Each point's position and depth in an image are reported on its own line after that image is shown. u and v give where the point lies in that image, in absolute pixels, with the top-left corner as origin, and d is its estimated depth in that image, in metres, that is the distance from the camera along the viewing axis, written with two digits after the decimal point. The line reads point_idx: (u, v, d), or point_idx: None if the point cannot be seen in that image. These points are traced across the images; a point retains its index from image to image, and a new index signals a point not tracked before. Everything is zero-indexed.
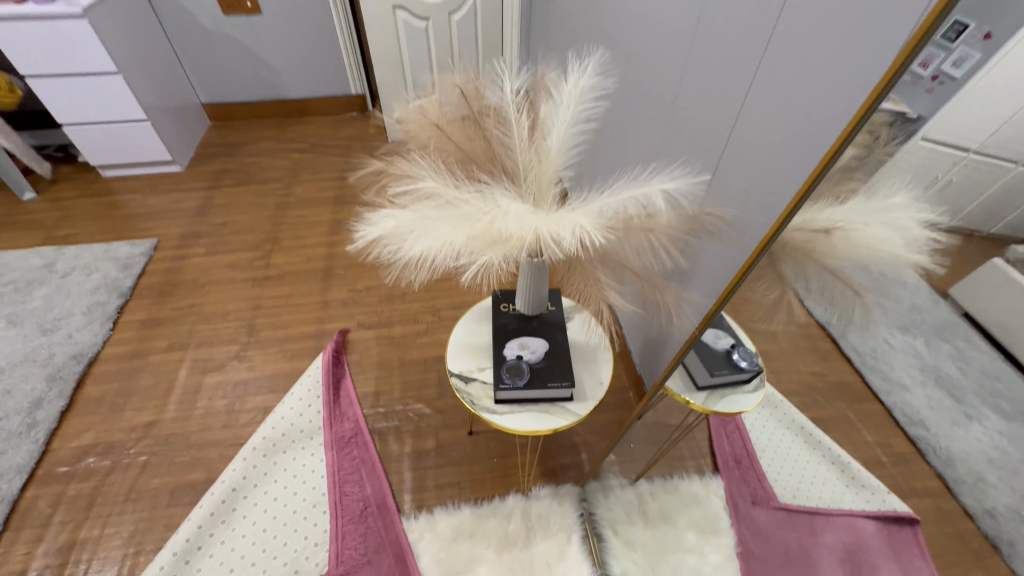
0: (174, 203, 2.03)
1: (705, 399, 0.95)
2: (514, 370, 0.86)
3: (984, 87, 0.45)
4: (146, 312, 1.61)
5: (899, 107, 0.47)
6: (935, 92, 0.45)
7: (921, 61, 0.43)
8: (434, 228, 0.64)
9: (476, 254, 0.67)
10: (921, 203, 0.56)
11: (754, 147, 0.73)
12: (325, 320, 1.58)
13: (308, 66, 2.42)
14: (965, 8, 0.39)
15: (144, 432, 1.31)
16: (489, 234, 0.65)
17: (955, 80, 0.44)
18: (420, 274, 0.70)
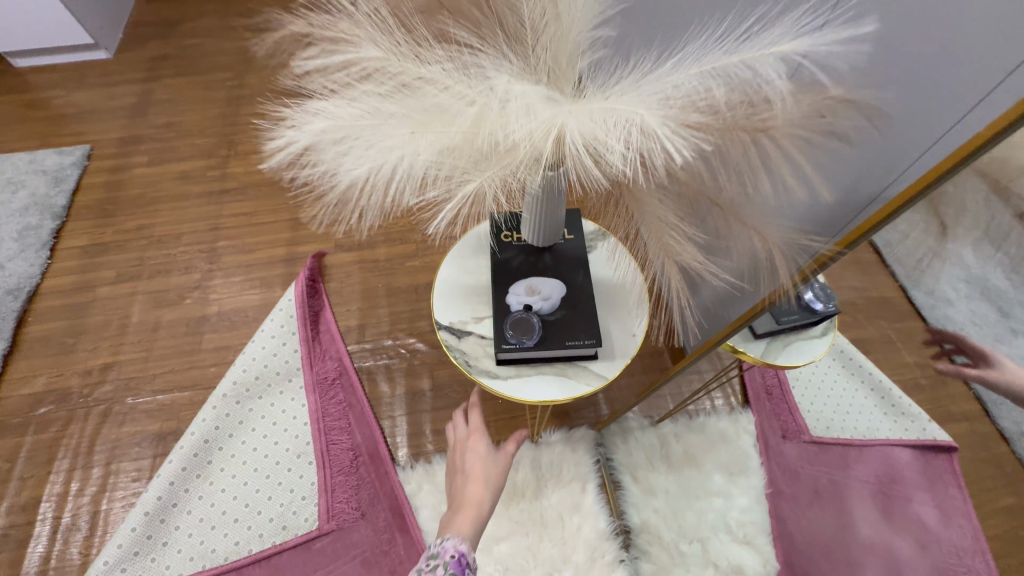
0: (106, 100, 1.68)
1: (764, 350, 0.76)
2: (524, 323, 0.65)
3: None
4: (87, 236, 1.37)
5: None
6: None
7: None
8: (392, 129, 0.43)
9: (454, 174, 0.45)
10: None
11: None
12: (296, 242, 1.35)
13: None
14: None
15: (101, 377, 1.15)
16: (477, 136, 0.44)
17: None
18: (369, 208, 0.47)
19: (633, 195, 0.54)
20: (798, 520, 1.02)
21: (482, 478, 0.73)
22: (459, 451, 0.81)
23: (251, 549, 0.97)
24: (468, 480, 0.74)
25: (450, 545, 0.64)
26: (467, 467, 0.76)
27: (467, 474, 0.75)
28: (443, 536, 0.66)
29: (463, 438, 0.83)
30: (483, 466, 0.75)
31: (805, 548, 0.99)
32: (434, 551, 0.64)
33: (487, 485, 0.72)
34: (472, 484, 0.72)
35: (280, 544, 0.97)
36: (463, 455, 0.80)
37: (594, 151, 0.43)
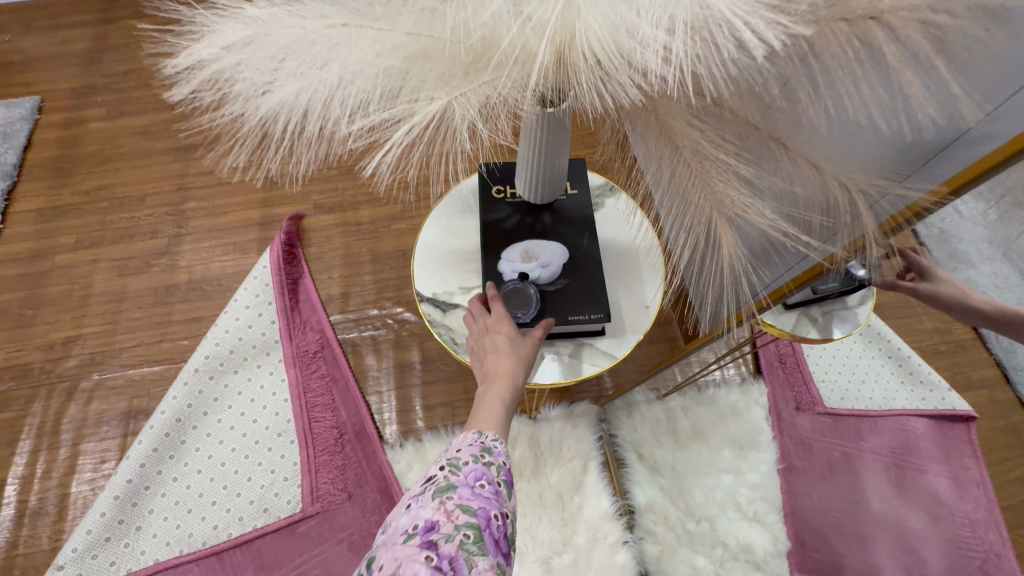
0: (56, 45, 1.52)
1: (795, 324, 0.66)
2: (518, 296, 0.57)
3: None
4: (42, 199, 1.26)
5: None
6: None
7: None
8: (327, 24, 0.36)
9: (405, 87, 0.39)
10: None
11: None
12: (271, 203, 1.23)
13: None
14: None
15: (62, 352, 1.07)
16: (434, 40, 0.38)
17: None
18: (303, 143, 0.41)
19: (660, 117, 0.43)
20: (812, 496, 0.94)
21: (511, 364, 0.51)
22: (481, 325, 0.55)
23: (231, 533, 0.91)
24: (496, 365, 0.52)
25: (490, 444, 0.47)
26: (492, 349, 0.53)
27: (491, 359, 0.52)
28: (474, 433, 0.48)
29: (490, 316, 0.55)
30: (514, 345, 0.53)
31: (819, 527, 0.92)
32: (466, 457, 0.46)
33: (516, 372, 0.51)
34: (502, 371, 0.51)
35: (262, 528, 0.91)
36: (490, 332, 0.54)
37: (621, 53, 0.36)
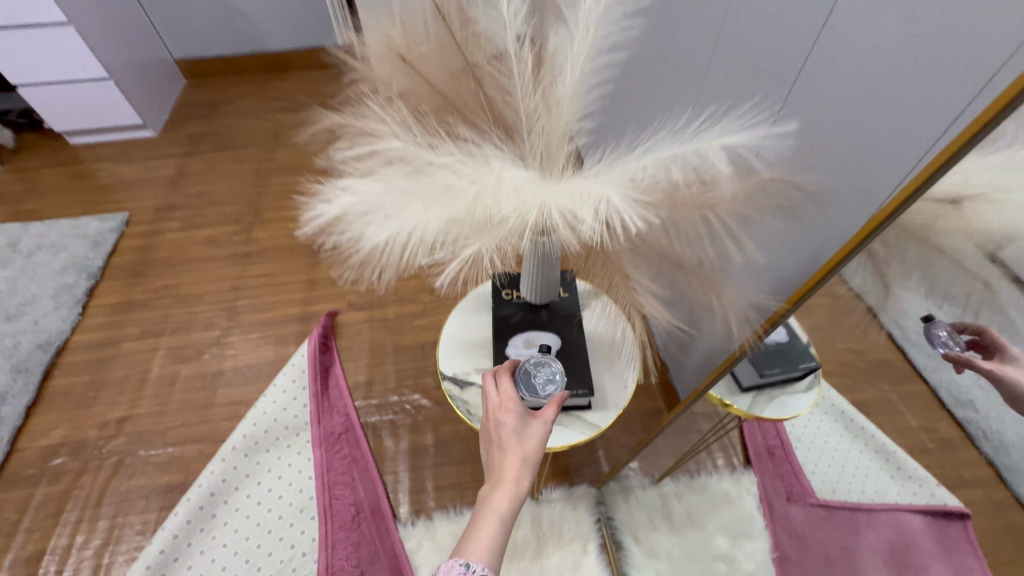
0: (147, 172, 1.85)
1: (751, 404, 0.79)
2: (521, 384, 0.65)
3: None
4: (117, 295, 1.47)
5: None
6: None
7: None
8: (416, 206, 0.49)
9: (463, 240, 0.51)
10: None
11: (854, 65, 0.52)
12: (312, 301, 1.43)
13: (285, 13, 2.17)
14: None
15: (116, 429, 1.19)
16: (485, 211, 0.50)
17: None
18: (390, 269, 0.54)
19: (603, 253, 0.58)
20: None
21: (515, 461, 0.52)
22: (493, 413, 0.59)
23: None
24: (502, 462, 0.53)
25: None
26: (500, 442, 0.55)
27: (499, 452, 0.54)
28: (465, 557, 0.46)
29: (501, 401, 0.60)
30: (520, 435, 0.55)
31: None
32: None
33: (520, 469, 0.51)
34: (505, 469, 0.51)
35: None
36: (500, 419, 0.58)
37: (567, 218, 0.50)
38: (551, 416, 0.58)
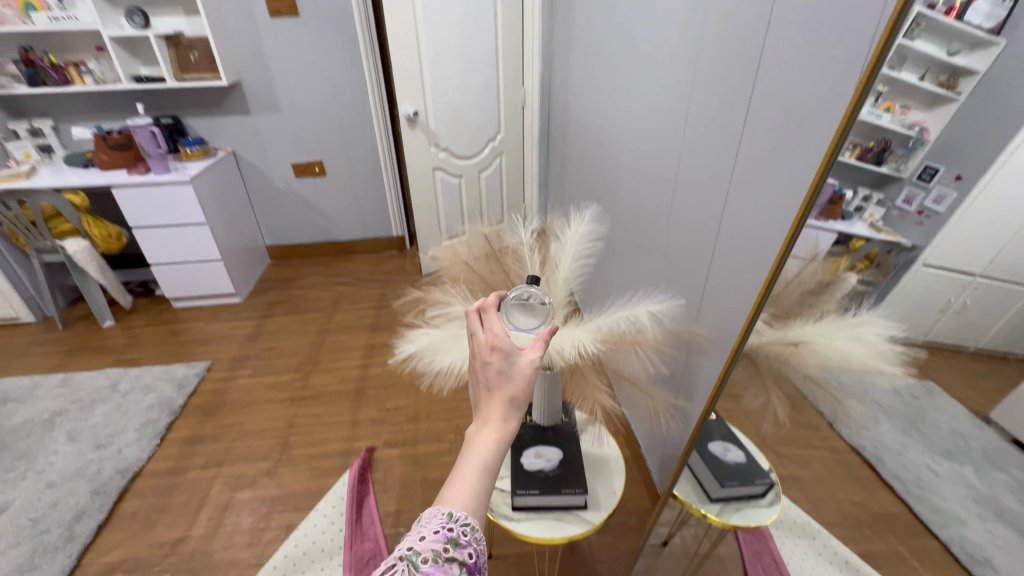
0: (229, 330, 2.27)
1: (720, 511, 0.97)
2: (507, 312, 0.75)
3: (987, 233, 0.41)
4: (190, 429, 1.72)
5: (892, 237, 0.48)
6: (923, 226, 0.45)
7: (905, 197, 0.46)
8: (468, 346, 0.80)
9: None
10: (954, 331, 0.47)
11: (735, 251, 0.87)
12: (354, 439, 1.65)
13: (356, 215, 2.85)
14: (924, 153, 0.44)
15: (171, 549, 1.34)
16: None
17: (942, 216, 0.44)
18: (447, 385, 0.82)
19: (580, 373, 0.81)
20: None
21: (501, 419, 0.56)
22: (482, 354, 0.61)
23: None
24: (490, 416, 0.56)
25: (456, 533, 0.49)
26: (490, 394, 0.58)
27: (488, 404, 0.58)
28: (450, 505, 0.50)
29: (489, 342, 0.61)
30: (508, 387, 0.58)
31: None
32: (426, 546, 0.48)
33: (506, 427, 0.56)
34: (491, 425, 0.56)
35: None
36: (489, 365, 0.60)
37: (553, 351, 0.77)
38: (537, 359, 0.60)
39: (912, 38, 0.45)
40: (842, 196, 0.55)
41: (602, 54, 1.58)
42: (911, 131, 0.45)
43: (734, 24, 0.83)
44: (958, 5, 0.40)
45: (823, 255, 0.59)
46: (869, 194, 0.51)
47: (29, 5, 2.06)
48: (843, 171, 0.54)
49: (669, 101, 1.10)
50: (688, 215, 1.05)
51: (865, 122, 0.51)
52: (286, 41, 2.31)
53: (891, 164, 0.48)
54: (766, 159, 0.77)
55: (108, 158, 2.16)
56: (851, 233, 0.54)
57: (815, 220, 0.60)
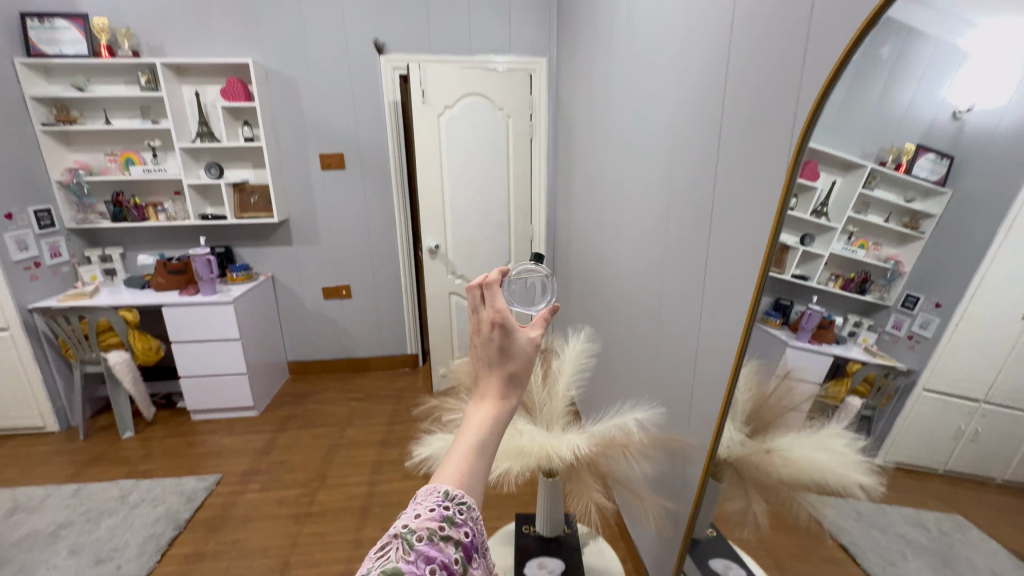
0: (243, 443, 2.32)
1: None
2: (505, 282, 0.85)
3: (979, 355, 0.42)
4: (192, 545, 1.71)
5: (887, 360, 0.51)
6: (915, 349, 0.48)
7: (894, 322, 0.50)
8: None
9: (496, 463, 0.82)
10: (971, 460, 0.45)
11: (706, 365, 1.01)
12: (356, 559, 1.62)
13: (375, 334, 3.04)
14: (903, 283, 0.49)
15: None
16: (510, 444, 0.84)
17: (931, 340, 0.46)
18: None
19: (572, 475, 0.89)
20: None
21: (500, 397, 0.59)
22: (483, 328, 0.61)
23: None
24: (490, 395, 0.59)
25: (452, 512, 0.49)
26: (490, 371, 0.60)
27: (488, 383, 0.60)
28: (448, 484, 0.51)
29: (491, 315, 0.60)
30: (506, 367, 0.60)
31: None
32: (422, 524, 0.47)
33: (504, 407, 0.59)
34: (490, 403, 0.58)
35: None
36: (489, 341, 0.60)
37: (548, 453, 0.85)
38: (536, 337, 0.62)
39: (872, 188, 0.53)
40: (832, 321, 0.59)
41: (596, 202, 1.89)
42: (886, 263, 0.51)
43: (694, 191, 1.07)
44: (906, 161, 0.48)
45: (822, 389, 0.61)
46: (860, 320, 0.54)
47: (129, 160, 2.54)
48: (791, 291, 0.68)
49: (650, 241, 1.33)
50: (671, 336, 1.20)
51: (798, 252, 0.67)
52: (332, 187, 2.75)
53: (875, 293, 0.52)
54: (723, 290, 0.95)
55: (163, 280, 2.47)
56: (847, 357, 0.56)
57: (797, 344, 0.67)
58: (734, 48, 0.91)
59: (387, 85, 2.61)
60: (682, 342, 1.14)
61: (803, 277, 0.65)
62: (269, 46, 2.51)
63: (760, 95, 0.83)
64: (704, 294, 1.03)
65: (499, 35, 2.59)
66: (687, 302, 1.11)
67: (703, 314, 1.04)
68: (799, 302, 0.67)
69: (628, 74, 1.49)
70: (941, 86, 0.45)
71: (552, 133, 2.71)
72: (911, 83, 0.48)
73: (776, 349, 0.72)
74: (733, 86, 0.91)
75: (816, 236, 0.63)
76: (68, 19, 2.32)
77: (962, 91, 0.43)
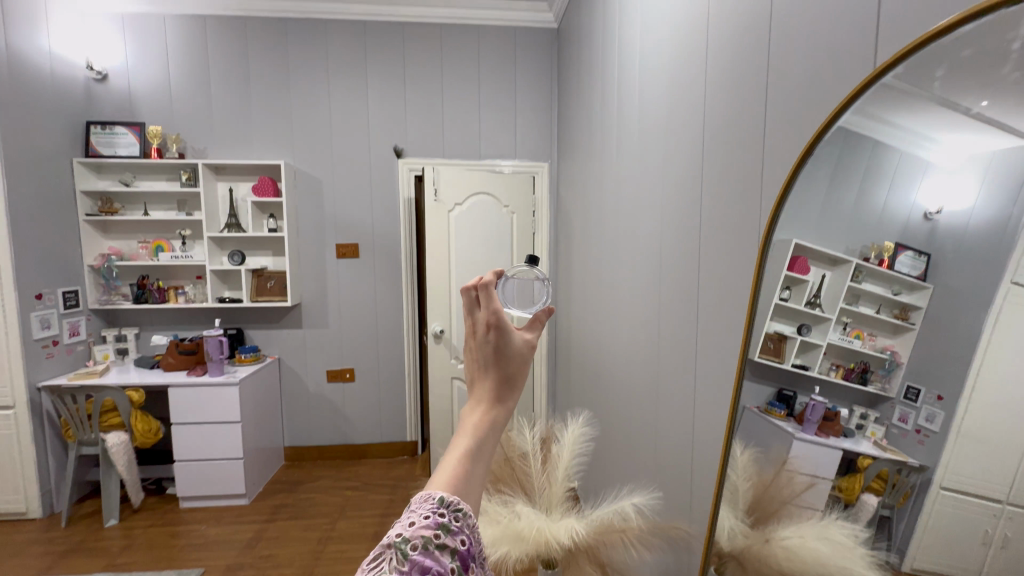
0: (229, 534, 2.22)
1: None
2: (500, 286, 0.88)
3: (997, 449, 0.40)
4: None
5: (898, 455, 0.48)
6: (926, 444, 0.46)
7: (900, 416, 0.49)
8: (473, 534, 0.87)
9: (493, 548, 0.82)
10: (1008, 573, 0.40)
11: (702, 451, 1.03)
12: None
13: (375, 419, 3.01)
14: (903, 373, 0.49)
15: None
16: (509, 531, 0.84)
17: (939, 434, 0.45)
18: None
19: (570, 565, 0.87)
20: None
21: (498, 396, 0.66)
22: (480, 331, 0.68)
23: None
24: (487, 392, 0.66)
25: (447, 519, 0.52)
26: (487, 370, 0.67)
27: (485, 383, 0.67)
28: (442, 490, 0.55)
29: (488, 318, 0.68)
30: (503, 366, 0.67)
31: None
32: (416, 532, 0.51)
33: (501, 404, 0.65)
34: (488, 402, 0.66)
35: None
36: (486, 342, 0.68)
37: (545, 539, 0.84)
38: (530, 337, 0.70)
39: (860, 281, 0.54)
40: (837, 413, 0.57)
41: (594, 291, 2.00)
42: (884, 354, 0.51)
43: (682, 283, 1.16)
44: (887, 258, 0.51)
45: (830, 482, 0.56)
46: (866, 412, 0.53)
47: (160, 247, 2.74)
48: (791, 381, 0.66)
49: (644, 328, 1.41)
50: (668, 422, 1.23)
51: (796, 342, 0.67)
52: (345, 274, 2.91)
53: (877, 384, 0.52)
54: (712, 376, 1.01)
55: (173, 360, 2.53)
56: (856, 451, 0.54)
57: (802, 436, 0.64)
58: (706, 163, 1.06)
59: (403, 184, 2.87)
60: (678, 427, 1.16)
61: (802, 366, 0.64)
62: (300, 151, 2.82)
63: (732, 202, 0.95)
64: (695, 379, 1.08)
65: (505, 143, 2.90)
66: (681, 388, 1.15)
67: (695, 398, 1.08)
68: (801, 393, 0.65)
69: (621, 179, 1.66)
70: (912, 191, 0.48)
71: (552, 227, 2.92)
72: (882, 187, 0.52)
73: (776, 441, 0.68)
74: (709, 193, 1.05)
75: (811, 326, 0.63)
76: (127, 127, 2.65)
77: (929, 196, 0.47)
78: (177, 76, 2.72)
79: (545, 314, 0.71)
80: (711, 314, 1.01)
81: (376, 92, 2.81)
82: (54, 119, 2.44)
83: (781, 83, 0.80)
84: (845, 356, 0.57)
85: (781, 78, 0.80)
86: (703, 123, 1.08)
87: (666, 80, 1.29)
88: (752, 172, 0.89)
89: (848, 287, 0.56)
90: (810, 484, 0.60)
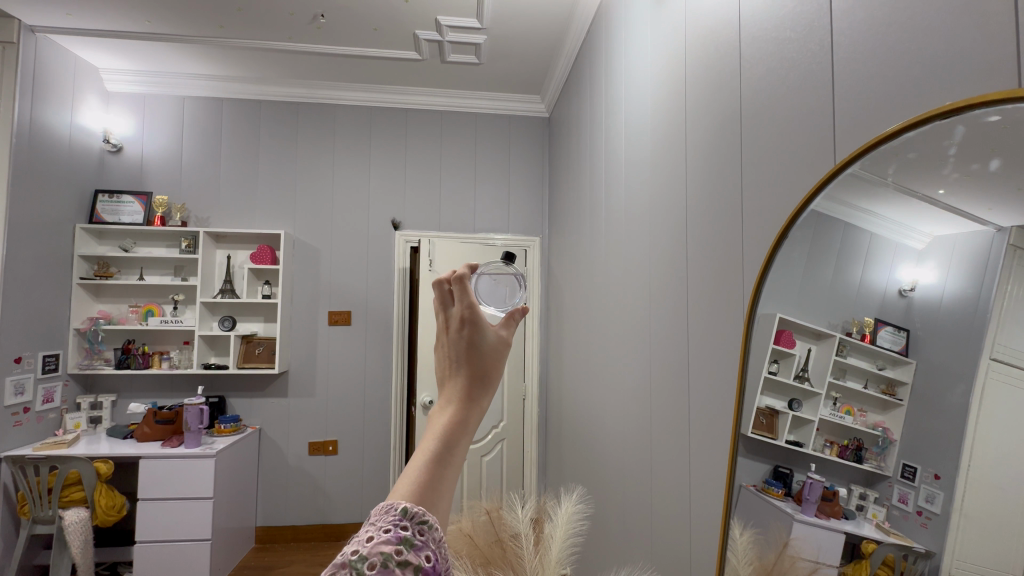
0: None
1: None
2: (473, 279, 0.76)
3: (1003, 532, 0.37)
4: None
5: (902, 540, 0.45)
6: (928, 528, 0.43)
7: (900, 496, 0.46)
8: None
9: None
10: None
11: (702, 528, 0.99)
12: None
13: (356, 496, 2.85)
14: (897, 451, 0.47)
15: None
16: None
17: (942, 516, 0.42)
18: None
19: None
20: None
21: (467, 404, 0.51)
22: (451, 327, 0.54)
23: None
24: (454, 400, 0.51)
25: (410, 533, 0.43)
26: (456, 372, 0.52)
27: (452, 387, 0.51)
28: (406, 500, 0.45)
29: (460, 312, 0.53)
30: (475, 367, 0.52)
31: None
32: (374, 549, 0.41)
33: (474, 415, 0.50)
34: (453, 410, 0.50)
35: None
36: (457, 340, 0.53)
37: None
38: (508, 334, 0.54)
39: (845, 356, 0.54)
40: (836, 492, 0.55)
41: (586, 361, 2.02)
42: (876, 431, 0.49)
43: (672, 352, 1.19)
44: (869, 332, 0.51)
45: (838, 568, 0.53)
46: (866, 492, 0.50)
47: (150, 311, 2.75)
48: (787, 458, 0.66)
49: (636, 397, 1.41)
50: (666, 497, 1.19)
51: (789, 417, 0.67)
52: (335, 341, 2.89)
53: (874, 463, 0.50)
54: (707, 448, 0.99)
55: (149, 429, 2.44)
56: (859, 533, 0.50)
57: (803, 517, 0.61)
58: (692, 239, 1.13)
59: (399, 254, 2.96)
60: (676, 505, 1.13)
61: (798, 442, 0.63)
62: (300, 221, 2.91)
63: (718, 275, 1.00)
64: (691, 453, 1.07)
65: (499, 218, 3.03)
66: (677, 461, 1.13)
67: (691, 473, 1.06)
68: (798, 471, 0.63)
69: (610, 253, 1.73)
70: (885, 269, 0.50)
71: (544, 298, 2.98)
72: (857, 267, 0.54)
73: (776, 520, 0.67)
74: (695, 266, 1.11)
75: (803, 401, 0.63)
76: (134, 196, 2.74)
77: (901, 273, 0.48)
78: (189, 151, 2.87)
79: (520, 312, 0.55)
80: (704, 384, 1.02)
81: (378, 169, 2.98)
82: (63, 187, 2.52)
83: (756, 171, 0.88)
84: (838, 429, 0.55)
85: (756, 167, 0.89)
86: (685, 207, 1.16)
87: (650, 163, 1.40)
88: (735, 247, 0.95)
89: (835, 358, 0.56)
90: (814, 569, 0.57)
